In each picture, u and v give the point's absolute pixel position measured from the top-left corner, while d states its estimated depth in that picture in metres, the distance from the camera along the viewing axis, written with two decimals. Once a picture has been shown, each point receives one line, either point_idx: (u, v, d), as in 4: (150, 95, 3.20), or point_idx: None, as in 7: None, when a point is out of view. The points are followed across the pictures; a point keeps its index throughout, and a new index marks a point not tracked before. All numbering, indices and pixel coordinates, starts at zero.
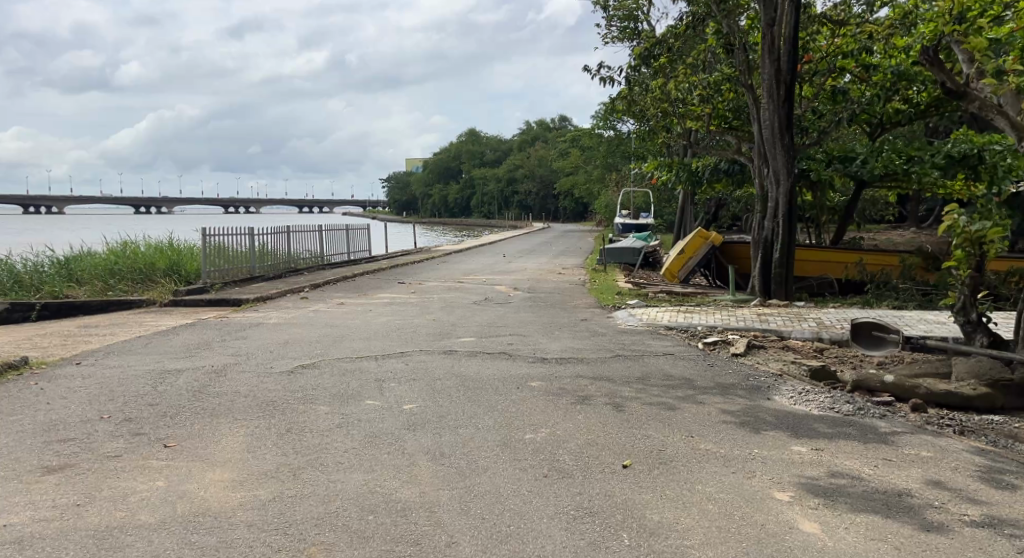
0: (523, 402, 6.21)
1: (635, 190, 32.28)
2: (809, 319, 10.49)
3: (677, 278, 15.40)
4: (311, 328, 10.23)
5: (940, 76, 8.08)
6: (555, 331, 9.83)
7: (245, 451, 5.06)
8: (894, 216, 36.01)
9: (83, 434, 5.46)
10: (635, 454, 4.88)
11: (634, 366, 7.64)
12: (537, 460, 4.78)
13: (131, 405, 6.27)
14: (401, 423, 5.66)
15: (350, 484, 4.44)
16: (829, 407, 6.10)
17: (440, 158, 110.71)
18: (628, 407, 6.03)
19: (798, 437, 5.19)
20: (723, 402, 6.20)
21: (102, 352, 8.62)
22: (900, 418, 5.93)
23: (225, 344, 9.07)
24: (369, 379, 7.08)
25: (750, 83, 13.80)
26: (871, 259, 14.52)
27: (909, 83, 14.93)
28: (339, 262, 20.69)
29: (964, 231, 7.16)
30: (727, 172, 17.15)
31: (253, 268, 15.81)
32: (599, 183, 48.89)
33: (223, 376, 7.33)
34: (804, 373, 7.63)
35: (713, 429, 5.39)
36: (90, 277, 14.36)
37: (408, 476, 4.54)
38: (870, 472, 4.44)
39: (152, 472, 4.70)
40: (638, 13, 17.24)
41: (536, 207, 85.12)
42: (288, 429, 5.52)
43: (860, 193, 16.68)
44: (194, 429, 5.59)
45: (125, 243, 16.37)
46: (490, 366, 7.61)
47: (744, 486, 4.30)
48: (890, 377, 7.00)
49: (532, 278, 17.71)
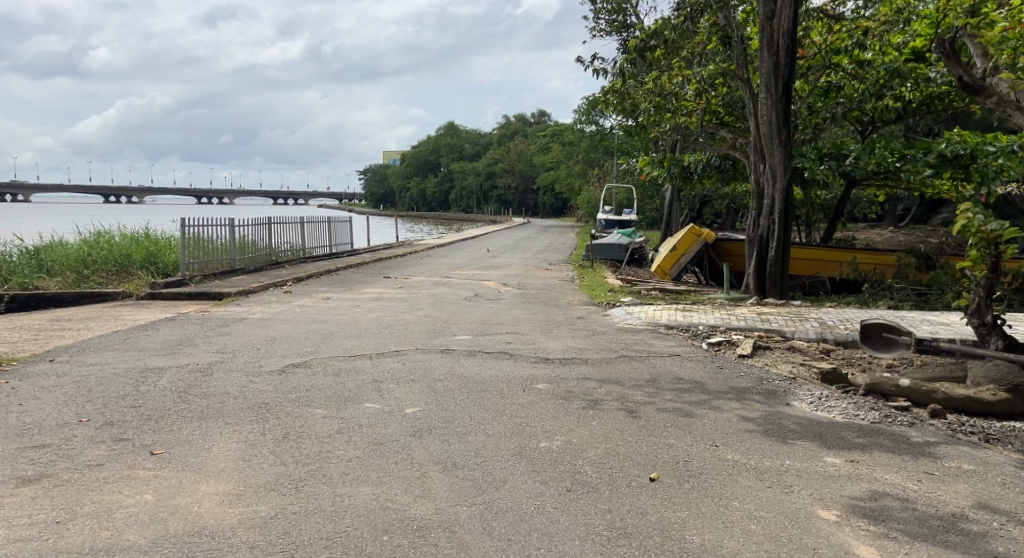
0: (532, 407, 5.86)
1: (619, 186, 32.23)
2: (811, 319, 10.24)
3: (668, 275, 15.14)
4: (298, 324, 9.81)
5: (956, 70, 7.95)
6: (553, 329, 9.50)
7: (240, 460, 4.68)
8: (872, 214, 36.42)
9: (60, 440, 5.03)
10: (660, 467, 4.56)
11: (642, 368, 7.34)
12: (558, 473, 4.45)
13: (112, 407, 5.84)
14: (405, 428, 5.31)
15: (358, 498, 4.09)
16: (853, 415, 5.79)
17: (419, 151, 110.11)
18: (643, 413, 5.71)
19: (830, 447, 4.90)
20: (742, 408, 5.90)
21: (77, 348, 8.13)
22: (929, 427, 5.65)
23: (209, 340, 8.63)
24: (366, 380, 6.71)
25: (747, 78, 13.64)
26: (865, 259, 14.63)
27: (903, 81, 14.68)
28: (321, 254, 20.21)
29: (979, 231, 6.89)
30: (718, 169, 16.61)
31: (232, 260, 15.32)
32: (578, 179, 48.75)
33: (209, 375, 6.91)
34: (816, 376, 7.35)
35: (737, 438, 5.08)
36: (62, 267, 13.78)
37: (421, 490, 4.19)
38: (915, 489, 4.18)
39: (139, 483, 4.31)
40: (626, 6, 16.97)
41: (514, 202, 85.01)
42: (284, 435, 5.14)
43: (850, 192, 16.45)
44: (183, 434, 5.19)
45: (99, 232, 15.78)
46: (492, 366, 7.26)
47: (785, 503, 4.02)
48: (907, 381, 6.70)
49: (520, 274, 17.34)
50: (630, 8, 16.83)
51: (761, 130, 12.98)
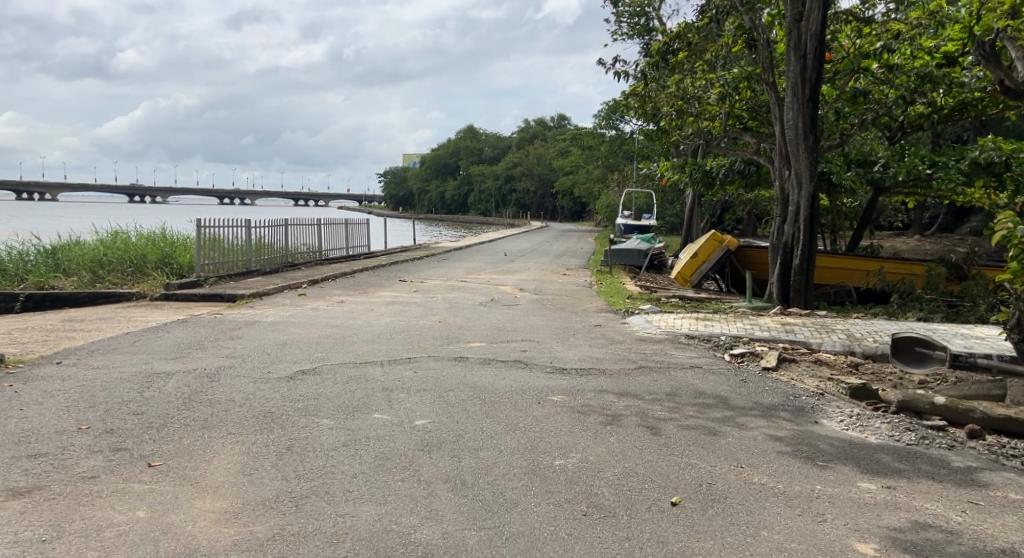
0: (547, 420, 5.61)
1: (638, 191, 32.00)
2: (838, 331, 9.90)
3: (688, 283, 14.85)
4: (311, 328, 9.61)
5: (999, 73, 8.11)
6: (570, 338, 9.23)
7: (240, 473, 4.46)
8: (896, 223, 35.85)
9: (56, 449, 4.84)
10: (682, 489, 4.29)
11: (661, 380, 7.06)
12: (574, 495, 4.19)
13: (114, 414, 5.65)
14: (413, 442, 5.08)
15: (361, 518, 3.86)
16: (888, 435, 5.49)
17: (438, 154, 110.32)
18: (664, 430, 5.44)
19: (864, 471, 4.62)
20: (768, 426, 5.60)
21: (85, 350, 7.98)
22: (970, 449, 5.33)
23: (219, 344, 8.45)
24: (376, 389, 6.48)
25: (773, 81, 13.29)
26: (893, 268, 14.21)
27: (935, 86, 14.29)
28: (338, 256, 20.09)
29: (1019, 242, 6.46)
30: (742, 173, 16.22)
31: (248, 261, 15.20)
32: (597, 184, 48.44)
33: (216, 381, 6.72)
34: (845, 392, 7.03)
35: (763, 460, 4.80)
36: (77, 267, 13.70)
37: (428, 511, 3.95)
38: (960, 521, 3.89)
39: (133, 498, 4.10)
40: (648, 9, 16.80)
41: (533, 206, 84.91)
42: (288, 447, 4.93)
43: (877, 200, 16.05)
44: (183, 444, 4.99)
45: (115, 232, 15.72)
46: (506, 376, 7.00)
47: (817, 534, 3.73)
48: (942, 398, 6.38)
49: (538, 279, 17.07)
50: (653, 11, 16.62)
51: (787, 134, 12.66)
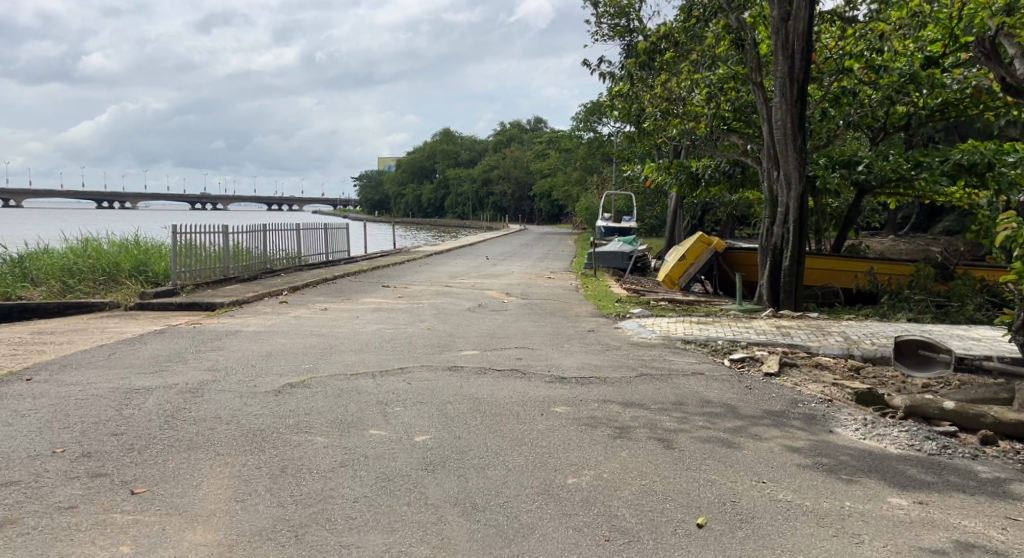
0: (553, 434, 5.35)
1: (619, 193, 31.83)
2: (835, 334, 9.72)
3: (676, 286, 14.69)
4: (296, 338, 9.25)
5: (999, 70, 8.04)
6: (565, 344, 8.96)
7: (233, 500, 4.15)
8: (872, 224, 36.03)
9: (29, 476, 4.49)
10: (706, 508, 4.06)
11: (665, 389, 6.83)
12: (592, 516, 3.94)
13: (90, 435, 5.29)
14: (416, 461, 4.79)
15: (367, 548, 3.58)
16: (907, 445, 5.30)
17: (414, 157, 109.69)
18: (676, 442, 5.21)
19: (892, 485, 4.42)
20: (783, 436, 5.39)
21: (59, 365, 7.59)
22: (994, 459, 5.14)
23: (200, 356, 8.08)
24: (370, 403, 6.17)
25: (759, 82, 13.08)
26: (882, 269, 14.20)
27: (918, 87, 14.14)
28: (317, 262, 19.67)
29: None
30: (727, 175, 16.00)
31: (226, 268, 14.76)
32: (576, 187, 47.99)
33: (199, 397, 6.37)
34: (852, 397, 6.83)
35: (786, 473, 4.57)
36: (47, 277, 13.20)
37: (439, 540, 3.68)
38: (1001, 539, 3.69)
39: (116, 531, 3.77)
40: (630, 10, 16.59)
41: (510, 209, 84.64)
42: (282, 470, 4.61)
43: (862, 200, 15.90)
44: (169, 468, 4.66)
45: (86, 239, 15.19)
46: (505, 387, 6.73)
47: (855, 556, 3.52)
48: (952, 403, 6.20)
49: (524, 283, 16.79)
50: (634, 11, 16.41)
51: (775, 135, 12.46)
